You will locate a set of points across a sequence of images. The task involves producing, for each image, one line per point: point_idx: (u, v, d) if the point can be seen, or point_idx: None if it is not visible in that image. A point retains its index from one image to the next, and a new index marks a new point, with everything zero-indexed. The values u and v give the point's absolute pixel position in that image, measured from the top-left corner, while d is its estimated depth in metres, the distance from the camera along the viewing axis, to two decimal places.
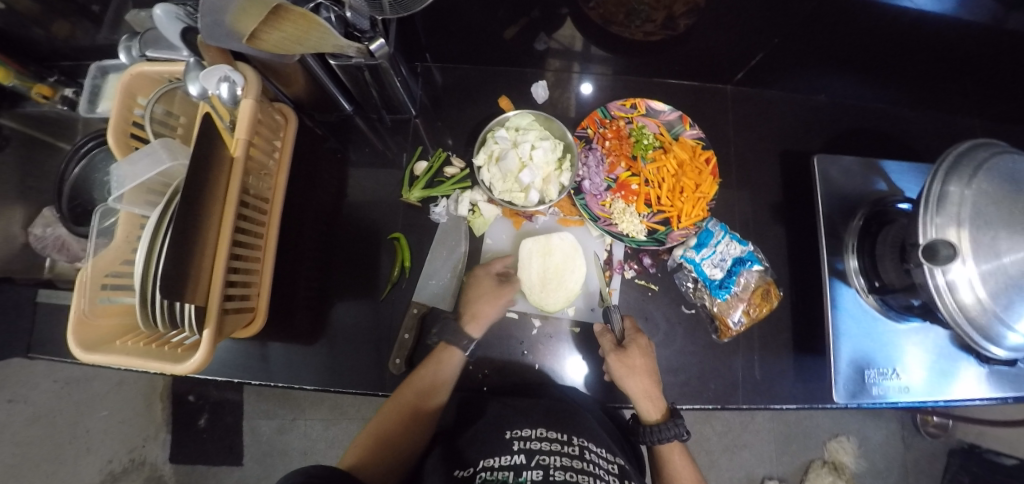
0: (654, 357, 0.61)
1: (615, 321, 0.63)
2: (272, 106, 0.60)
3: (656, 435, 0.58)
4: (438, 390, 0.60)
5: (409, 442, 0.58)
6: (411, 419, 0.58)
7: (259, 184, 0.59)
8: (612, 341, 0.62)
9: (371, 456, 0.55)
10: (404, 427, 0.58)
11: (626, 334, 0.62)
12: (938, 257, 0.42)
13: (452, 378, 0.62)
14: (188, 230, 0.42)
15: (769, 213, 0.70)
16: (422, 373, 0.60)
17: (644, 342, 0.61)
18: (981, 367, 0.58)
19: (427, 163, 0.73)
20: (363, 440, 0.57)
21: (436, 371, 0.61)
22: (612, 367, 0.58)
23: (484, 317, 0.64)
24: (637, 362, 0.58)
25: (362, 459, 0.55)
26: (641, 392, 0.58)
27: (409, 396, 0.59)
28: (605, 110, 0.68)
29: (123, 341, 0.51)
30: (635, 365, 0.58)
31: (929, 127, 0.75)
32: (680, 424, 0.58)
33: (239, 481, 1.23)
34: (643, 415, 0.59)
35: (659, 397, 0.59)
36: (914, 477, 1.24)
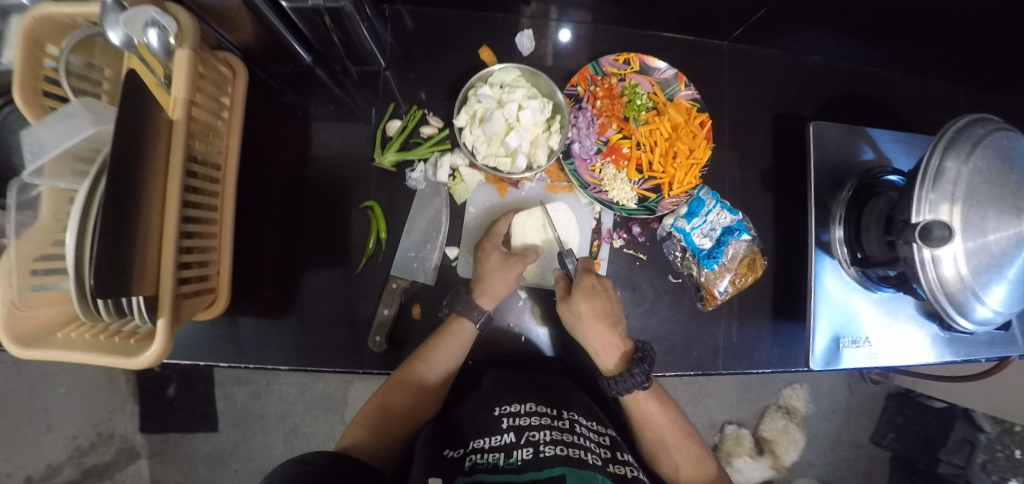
0: (607, 297, 0.60)
1: (569, 264, 0.62)
2: (214, 56, 0.51)
3: (615, 387, 0.56)
4: (449, 365, 0.58)
5: (411, 422, 0.56)
6: (417, 395, 0.56)
7: (207, 150, 0.52)
8: (564, 286, 0.62)
9: (382, 429, 0.54)
10: (408, 405, 0.56)
11: (577, 273, 0.61)
12: (932, 238, 0.42)
13: (465, 352, 0.59)
14: (126, 210, 0.37)
15: (758, 181, 0.69)
16: (432, 347, 0.57)
17: (594, 281, 0.60)
18: (941, 334, 0.61)
19: (400, 122, 0.66)
20: (362, 421, 0.54)
21: (449, 345, 0.57)
22: (562, 315, 0.60)
23: (496, 291, 0.60)
24: (581, 310, 0.58)
25: (370, 432, 0.53)
26: (596, 338, 0.59)
27: (418, 370, 0.56)
28: (596, 66, 0.63)
29: (65, 334, 0.46)
30: (580, 313, 0.58)
31: (917, 94, 0.74)
32: (642, 371, 0.55)
33: (218, 444, 1.24)
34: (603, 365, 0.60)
35: (619, 348, 0.59)
36: (855, 418, 1.38)
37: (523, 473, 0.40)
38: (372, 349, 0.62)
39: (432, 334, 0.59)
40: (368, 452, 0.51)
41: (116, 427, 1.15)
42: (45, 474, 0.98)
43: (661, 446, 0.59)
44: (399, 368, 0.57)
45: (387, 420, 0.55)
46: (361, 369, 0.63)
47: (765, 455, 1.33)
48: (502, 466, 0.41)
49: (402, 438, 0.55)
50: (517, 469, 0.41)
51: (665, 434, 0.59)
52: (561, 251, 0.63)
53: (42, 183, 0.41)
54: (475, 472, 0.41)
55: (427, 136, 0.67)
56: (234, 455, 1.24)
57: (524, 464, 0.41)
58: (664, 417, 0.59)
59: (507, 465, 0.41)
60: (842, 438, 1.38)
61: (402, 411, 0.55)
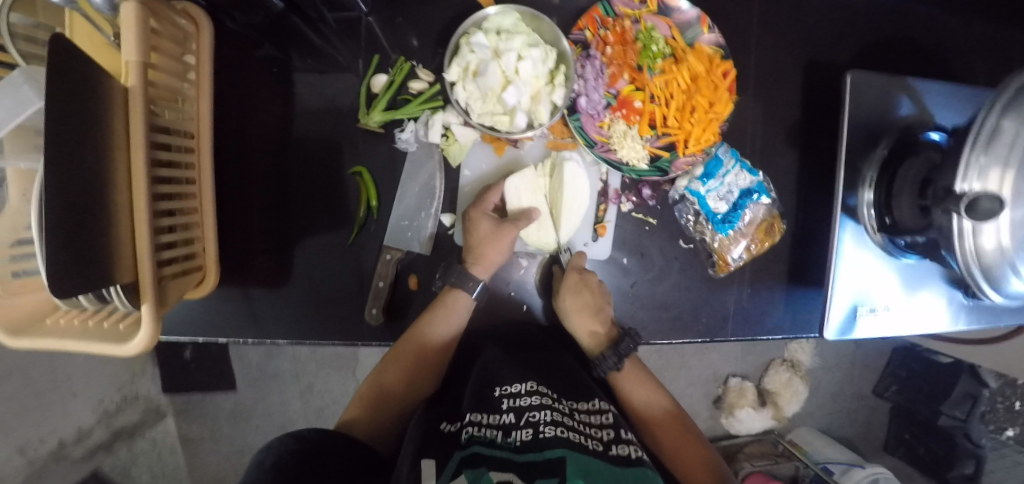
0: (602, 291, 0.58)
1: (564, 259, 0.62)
2: (171, 8, 0.45)
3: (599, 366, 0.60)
4: (444, 339, 0.57)
5: (410, 398, 0.58)
6: (413, 371, 0.57)
7: (176, 118, 0.47)
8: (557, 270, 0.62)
9: (377, 406, 0.56)
10: (406, 382, 0.57)
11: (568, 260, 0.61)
12: (977, 210, 0.37)
13: (461, 323, 0.58)
14: (87, 191, 0.33)
15: (783, 136, 0.62)
16: (428, 321, 0.57)
17: (579, 276, 0.58)
18: (963, 300, 0.58)
19: (387, 77, 0.60)
20: (363, 402, 0.56)
21: (444, 319, 0.57)
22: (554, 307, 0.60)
23: (491, 260, 0.57)
24: (569, 303, 0.57)
25: (365, 410, 0.56)
26: (582, 326, 0.59)
27: (411, 346, 0.56)
28: (608, 6, 0.55)
29: (55, 321, 0.43)
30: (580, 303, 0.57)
31: (973, 33, 0.65)
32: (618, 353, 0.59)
33: (237, 402, 1.29)
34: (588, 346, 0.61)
35: (607, 331, 0.60)
36: (857, 370, 1.40)
37: (521, 453, 0.39)
38: (370, 322, 0.60)
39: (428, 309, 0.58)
40: (368, 430, 0.53)
41: (139, 388, 1.20)
42: None
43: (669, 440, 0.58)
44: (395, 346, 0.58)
45: (385, 400, 0.56)
46: (360, 342, 0.62)
47: (767, 407, 1.36)
48: (500, 442, 0.41)
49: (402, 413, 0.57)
50: (515, 448, 0.40)
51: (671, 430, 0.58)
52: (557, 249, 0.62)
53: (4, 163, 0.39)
54: (471, 446, 0.41)
55: (416, 92, 0.61)
56: (255, 411, 1.30)
57: (523, 445, 0.40)
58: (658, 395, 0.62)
59: (506, 443, 0.41)
60: (843, 391, 1.40)
61: (401, 388, 0.57)
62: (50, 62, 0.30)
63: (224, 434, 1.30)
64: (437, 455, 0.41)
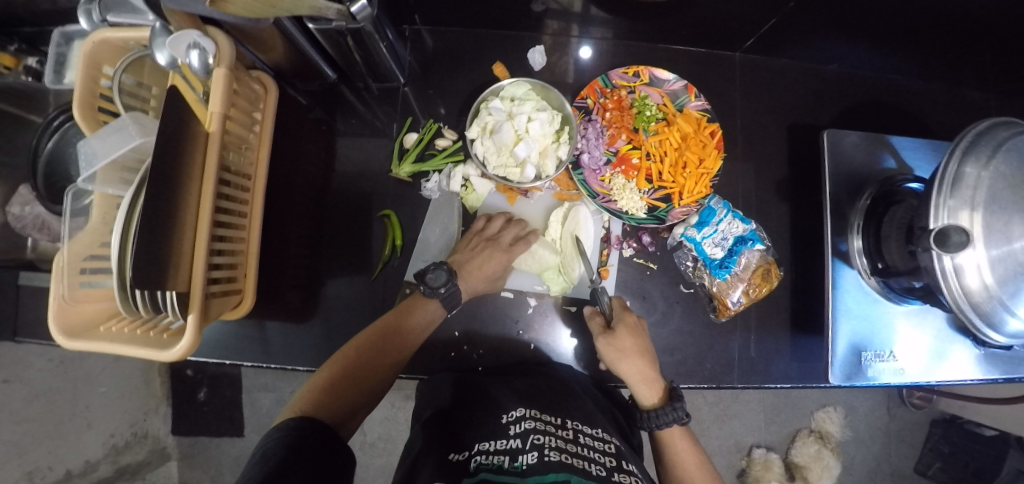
0: (644, 334, 0.60)
1: (603, 300, 0.63)
2: (249, 75, 0.56)
3: (655, 420, 0.56)
4: (408, 334, 0.59)
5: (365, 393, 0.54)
6: (373, 358, 0.56)
7: (239, 161, 0.57)
8: (601, 323, 0.61)
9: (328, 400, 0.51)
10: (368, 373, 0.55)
11: (614, 310, 0.62)
12: (949, 244, 0.40)
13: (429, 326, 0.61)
14: (163, 209, 0.40)
15: (773, 190, 0.68)
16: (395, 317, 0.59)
17: (634, 319, 0.61)
18: (976, 350, 0.57)
19: (417, 135, 0.69)
20: (312, 387, 0.51)
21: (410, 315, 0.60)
22: (602, 350, 0.58)
23: (478, 279, 0.64)
24: (627, 345, 0.58)
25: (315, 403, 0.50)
26: (634, 375, 0.58)
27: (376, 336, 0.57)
28: (605, 78, 0.65)
29: (106, 329, 0.51)
30: (625, 348, 0.58)
31: (946, 100, 0.71)
32: (681, 409, 0.56)
33: (241, 450, 1.28)
34: (640, 399, 0.59)
35: (658, 381, 0.58)
36: (896, 445, 1.29)
37: (527, 476, 0.40)
38: None
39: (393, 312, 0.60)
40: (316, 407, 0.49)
41: (150, 428, 1.21)
42: (83, 469, 1.03)
43: (688, 482, 0.58)
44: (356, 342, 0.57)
45: (340, 383, 0.53)
46: None
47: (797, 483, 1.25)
48: (507, 468, 0.42)
49: (354, 399, 0.52)
50: (522, 473, 0.41)
51: (692, 472, 0.58)
52: (595, 289, 0.63)
53: (94, 188, 0.47)
54: (478, 473, 0.42)
55: (441, 148, 0.70)
56: None
57: (528, 469, 0.41)
58: (688, 450, 0.59)
59: (512, 468, 0.42)
60: (881, 468, 1.29)
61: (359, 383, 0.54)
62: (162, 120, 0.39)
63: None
64: (445, 478, 0.42)
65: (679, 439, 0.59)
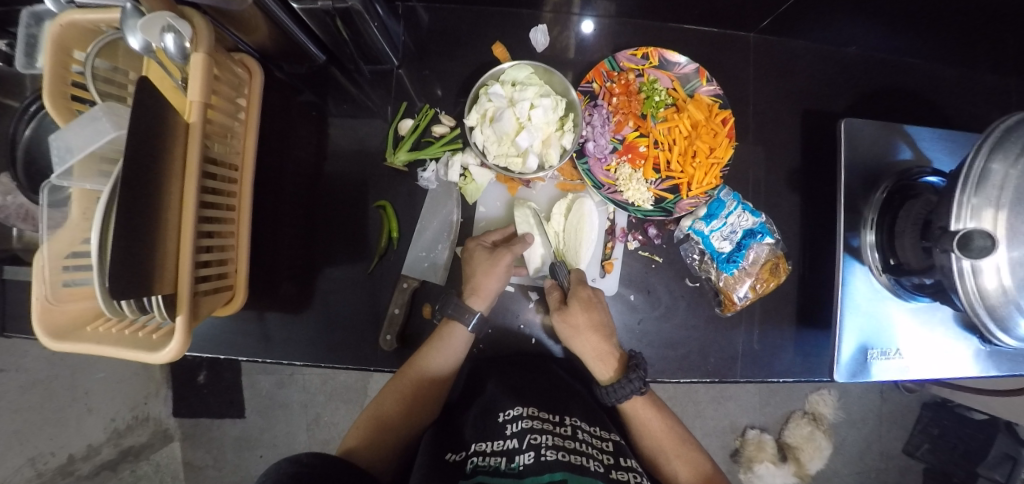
0: (602, 309, 0.60)
1: (561, 276, 0.63)
2: (231, 58, 0.52)
3: (614, 394, 0.57)
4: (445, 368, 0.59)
5: (408, 427, 0.58)
6: (413, 394, 0.58)
7: (225, 151, 0.54)
8: (557, 298, 0.61)
9: (373, 440, 0.56)
10: (406, 412, 0.58)
11: (570, 284, 0.62)
12: (972, 248, 0.38)
13: (458, 357, 0.60)
14: (141, 207, 0.38)
15: (784, 181, 0.65)
16: (426, 351, 0.58)
17: (589, 292, 0.61)
18: (982, 347, 0.56)
19: (412, 121, 0.65)
20: (365, 425, 0.57)
21: (440, 348, 0.59)
22: (557, 327, 0.59)
23: (487, 289, 0.59)
24: (580, 321, 0.58)
25: (362, 442, 0.56)
26: (589, 350, 0.58)
27: (409, 379, 0.58)
28: (613, 61, 0.61)
29: (94, 328, 0.49)
30: (578, 324, 0.58)
31: (967, 86, 0.68)
32: (637, 377, 0.56)
33: (243, 430, 1.29)
34: (596, 375, 0.60)
35: (614, 356, 0.59)
36: (887, 426, 1.32)
37: (523, 477, 0.41)
38: (383, 348, 0.62)
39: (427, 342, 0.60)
40: (369, 458, 0.54)
41: (151, 411, 1.21)
42: (85, 453, 1.04)
43: (659, 450, 0.59)
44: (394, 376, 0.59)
45: (389, 421, 0.57)
46: (373, 366, 0.64)
47: (789, 462, 1.28)
48: (503, 469, 0.43)
49: (401, 440, 0.57)
50: (518, 474, 0.42)
51: (662, 439, 0.59)
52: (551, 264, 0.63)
53: (71, 183, 0.44)
54: (475, 475, 0.44)
55: (439, 135, 0.67)
56: (261, 440, 1.30)
57: (525, 470, 0.42)
58: (659, 422, 0.59)
59: (508, 469, 0.43)
60: (872, 448, 1.32)
61: (397, 417, 0.57)
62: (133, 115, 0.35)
63: (228, 464, 1.29)
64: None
65: (648, 409, 0.59)
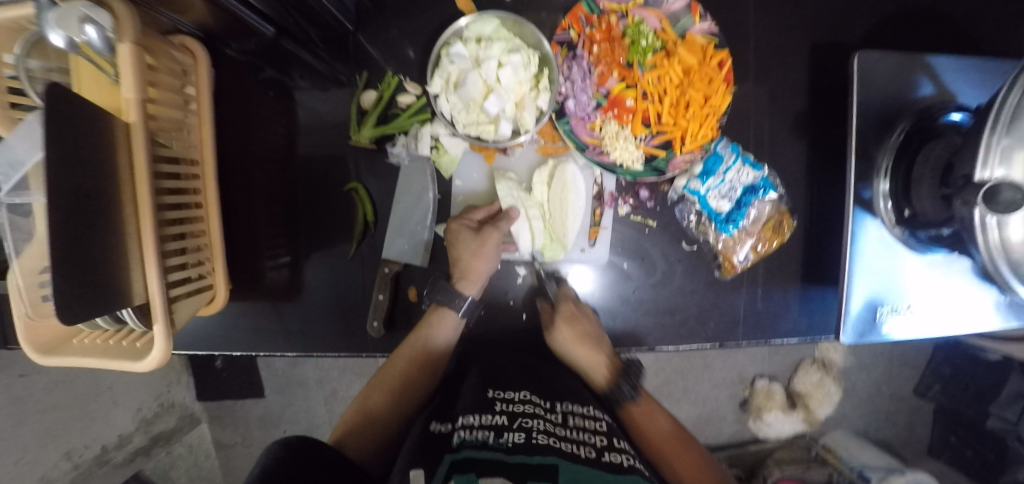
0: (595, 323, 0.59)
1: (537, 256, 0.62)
2: (171, 43, 0.48)
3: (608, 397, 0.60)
4: (432, 358, 0.59)
5: (397, 417, 0.58)
6: (403, 380, 0.59)
7: (181, 147, 0.50)
8: (549, 309, 0.59)
9: (360, 429, 0.56)
10: (393, 401, 0.58)
11: (558, 298, 0.59)
12: (998, 201, 0.33)
13: (446, 344, 0.60)
14: (89, 223, 0.36)
15: (789, 128, 0.59)
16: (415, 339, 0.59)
17: (573, 308, 0.58)
18: (1002, 297, 0.53)
19: (376, 93, 0.61)
20: (353, 419, 0.57)
21: (428, 334, 0.59)
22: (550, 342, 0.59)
23: (476, 273, 0.58)
24: (568, 336, 0.57)
25: (347, 432, 0.56)
26: (585, 357, 0.59)
27: (399, 366, 0.59)
28: (591, 2, 0.54)
29: (81, 341, 0.50)
30: (568, 337, 0.57)
31: (1000, 2, 0.59)
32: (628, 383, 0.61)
33: (265, 408, 1.35)
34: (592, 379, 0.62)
35: (605, 362, 0.60)
36: (896, 367, 1.32)
37: (511, 453, 0.40)
38: (372, 335, 0.62)
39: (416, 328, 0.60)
40: (358, 449, 0.53)
41: (175, 398, 1.26)
42: (117, 443, 1.08)
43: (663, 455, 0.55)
44: (383, 365, 0.60)
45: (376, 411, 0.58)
46: (365, 352, 0.64)
47: (798, 409, 1.29)
48: (490, 443, 0.42)
49: (387, 433, 0.57)
50: (506, 449, 0.40)
51: (662, 443, 0.56)
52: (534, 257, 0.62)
53: (32, 197, 0.42)
54: (462, 449, 0.41)
55: (405, 105, 0.62)
56: (283, 417, 1.36)
57: (513, 448, 0.41)
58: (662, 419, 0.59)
59: (496, 444, 0.41)
60: (881, 390, 1.32)
61: (385, 409, 0.58)
62: (53, 125, 0.32)
63: (256, 440, 1.37)
64: (427, 464, 0.39)
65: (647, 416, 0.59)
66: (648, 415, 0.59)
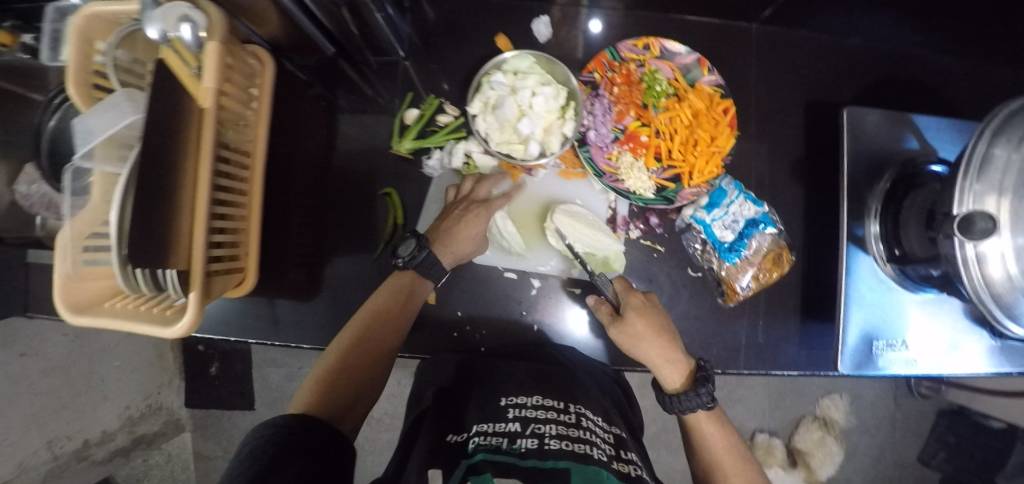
0: (658, 310, 0.59)
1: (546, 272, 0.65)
2: (245, 49, 0.54)
3: (678, 406, 0.56)
4: (398, 321, 0.58)
5: (365, 378, 0.57)
6: (368, 340, 0.57)
7: (238, 138, 0.56)
8: (609, 311, 0.60)
9: (326, 390, 0.54)
10: (360, 362, 0.56)
11: (620, 294, 0.60)
12: (973, 230, 0.37)
13: (414, 307, 0.59)
14: (159, 186, 0.40)
15: (788, 172, 0.65)
16: (381, 301, 0.58)
17: (641, 298, 0.59)
18: (992, 342, 0.55)
19: (418, 111, 0.67)
20: (316, 378, 0.55)
21: (395, 296, 0.58)
22: (614, 338, 0.58)
23: (458, 249, 0.61)
24: (638, 329, 0.57)
25: (314, 395, 0.53)
26: (656, 354, 0.58)
27: (361, 326, 0.57)
28: (614, 51, 0.61)
29: (113, 304, 0.52)
30: (637, 332, 0.57)
31: (975, 78, 0.66)
32: (707, 393, 0.55)
33: (251, 421, 1.32)
34: (665, 381, 0.59)
35: (681, 362, 0.58)
36: (900, 432, 1.29)
37: (525, 459, 0.40)
38: None
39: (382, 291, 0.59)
40: (325, 410, 0.51)
41: (163, 400, 1.24)
42: (99, 439, 1.06)
43: (716, 464, 0.58)
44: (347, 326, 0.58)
45: (345, 372, 0.56)
46: None
47: (799, 468, 1.26)
48: (504, 448, 0.42)
49: (352, 393, 0.55)
50: (520, 454, 0.41)
51: (723, 457, 0.58)
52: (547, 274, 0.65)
53: (93, 165, 0.47)
54: (476, 454, 0.41)
55: (443, 124, 0.68)
56: None
57: (527, 452, 0.41)
58: (716, 432, 0.59)
59: (511, 449, 0.42)
60: (885, 455, 1.29)
61: (355, 368, 0.57)
62: None
63: None
64: (445, 465, 0.42)
65: (709, 421, 0.59)
66: (711, 422, 0.59)
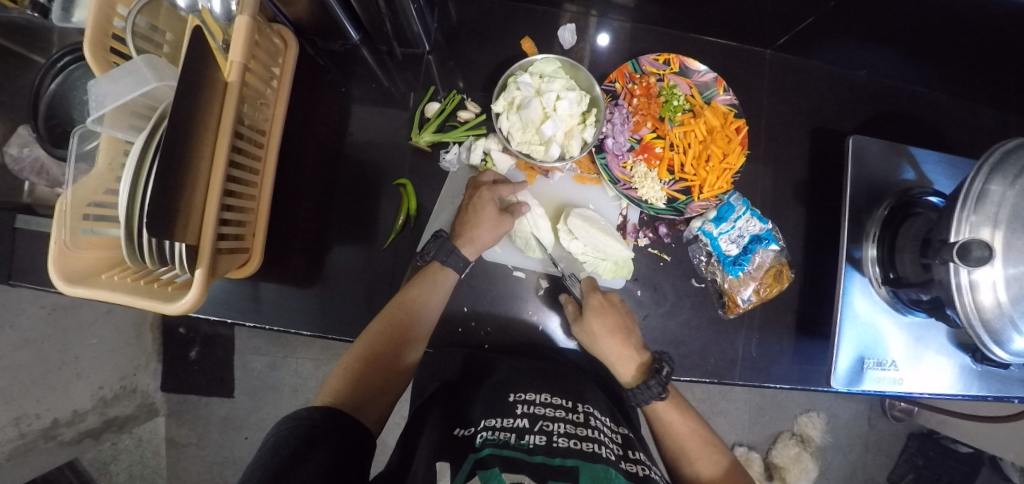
0: (619, 309, 0.62)
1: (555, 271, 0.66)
2: (271, 28, 0.54)
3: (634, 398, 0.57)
4: (425, 314, 0.58)
5: (394, 373, 0.55)
6: (399, 332, 0.56)
7: (254, 116, 0.55)
8: (575, 308, 0.63)
9: (355, 381, 0.52)
10: (389, 353, 0.55)
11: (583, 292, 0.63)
12: (969, 257, 0.40)
13: (441, 300, 0.60)
14: (178, 155, 0.39)
15: (791, 192, 0.67)
16: (416, 290, 0.58)
17: (600, 298, 0.61)
18: (973, 366, 0.58)
19: (438, 105, 0.67)
20: (342, 373, 0.53)
21: (428, 286, 0.59)
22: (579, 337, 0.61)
23: (479, 241, 0.61)
24: (597, 327, 0.59)
25: (340, 387, 0.52)
26: (613, 352, 0.60)
27: (398, 316, 0.56)
28: (636, 64, 0.63)
29: (109, 277, 0.50)
30: (596, 331, 0.59)
31: (967, 118, 0.71)
32: (657, 383, 0.56)
33: (229, 410, 1.28)
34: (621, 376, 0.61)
35: (637, 356, 0.60)
36: (871, 453, 1.33)
37: (534, 455, 0.40)
38: None
39: (413, 282, 0.60)
40: (352, 402, 0.50)
41: (138, 383, 1.19)
42: (70, 418, 1.02)
43: (682, 448, 0.58)
44: (377, 318, 0.57)
45: (373, 365, 0.54)
46: None
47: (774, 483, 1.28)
48: (512, 444, 0.42)
49: (379, 385, 0.53)
50: (528, 450, 0.41)
51: (686, 442, 0.58)
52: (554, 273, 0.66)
53: (103, 130, 0.45)
54: (484, 448, 0.41)
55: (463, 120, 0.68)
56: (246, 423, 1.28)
57: (535, 448, 0.41)
58: (679, 419, 0.59)
59: (519, 445, 0.42)
60: (856, 475, 1.33)
61: (381, 361, 0.55)
62: None
63: (212, 444, 1.28)
64: (452, 459, 0.42)
65: (671, 413, 0.59)
66: (672, 413, 0.59)
